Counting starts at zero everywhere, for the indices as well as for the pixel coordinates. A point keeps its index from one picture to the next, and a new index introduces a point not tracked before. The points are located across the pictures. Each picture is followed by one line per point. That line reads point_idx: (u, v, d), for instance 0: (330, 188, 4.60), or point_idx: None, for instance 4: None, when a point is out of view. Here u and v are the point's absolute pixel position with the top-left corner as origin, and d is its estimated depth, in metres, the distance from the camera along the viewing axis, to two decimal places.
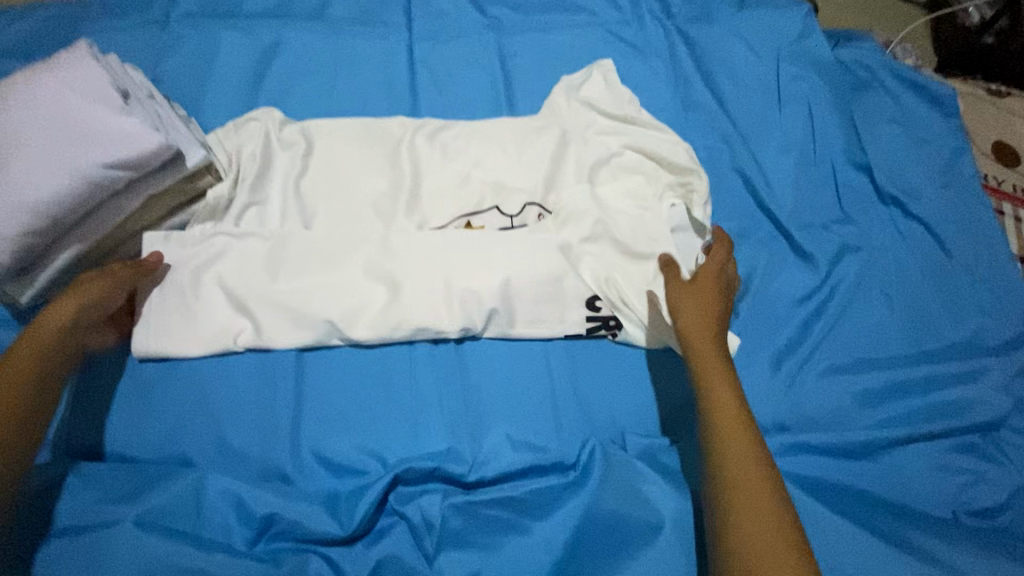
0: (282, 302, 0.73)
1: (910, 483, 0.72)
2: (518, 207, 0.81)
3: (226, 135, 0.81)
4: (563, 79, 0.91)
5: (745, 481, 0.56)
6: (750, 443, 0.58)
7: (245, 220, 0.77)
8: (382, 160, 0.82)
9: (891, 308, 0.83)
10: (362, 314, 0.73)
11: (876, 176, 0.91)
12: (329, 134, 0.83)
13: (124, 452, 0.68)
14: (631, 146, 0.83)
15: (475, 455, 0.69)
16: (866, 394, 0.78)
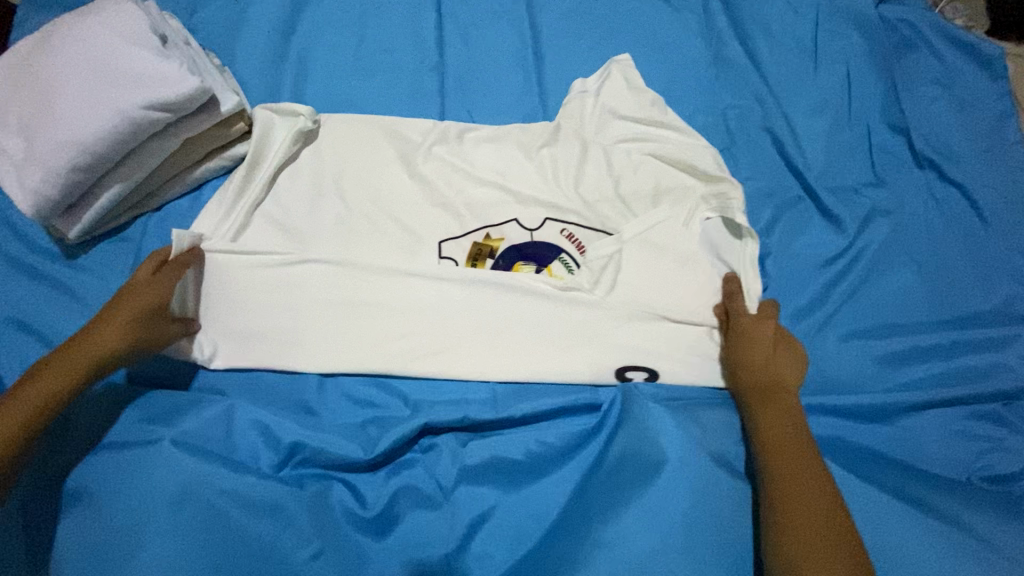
0: (319, 319, 0.73)
1: (925, 448, 0.73)
2: (539, 221, 0.81)
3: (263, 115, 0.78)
4: (576, 82, 0.88)
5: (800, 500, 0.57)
6: (811, 464, 0.59)
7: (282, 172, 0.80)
8: (395, 157, 0.83)
9: (919, 274, 0.81)
10: (374, 354, 0.72)
11: (913, 138, 0.88)
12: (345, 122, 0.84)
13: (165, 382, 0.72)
14: (653, 154, 0.83)
15: (493, 398, 0.73)
16: (886, 359, 0.77)
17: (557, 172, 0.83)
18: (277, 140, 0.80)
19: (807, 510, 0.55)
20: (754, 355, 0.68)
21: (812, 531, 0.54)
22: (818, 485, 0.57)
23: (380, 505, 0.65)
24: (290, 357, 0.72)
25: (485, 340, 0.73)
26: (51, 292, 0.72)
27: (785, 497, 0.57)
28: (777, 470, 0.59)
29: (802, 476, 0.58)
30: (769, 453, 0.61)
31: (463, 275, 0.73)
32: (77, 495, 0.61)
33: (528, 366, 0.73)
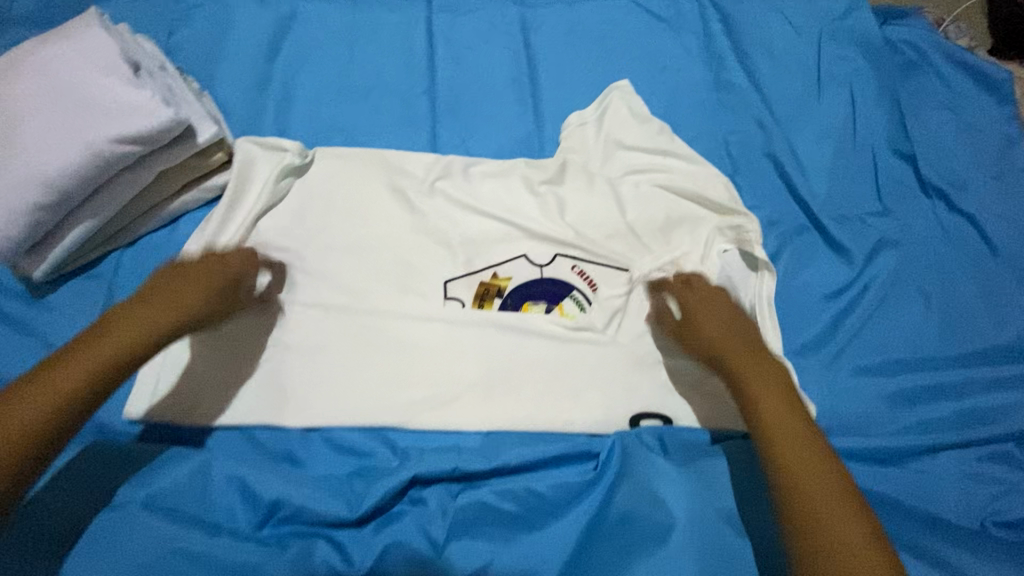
0: (320, 365, 0.70)
1: (938, 493, 0.69)
2: (549, 257, 0.78)
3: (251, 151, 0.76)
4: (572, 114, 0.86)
5: (801, 446, 0.53)
6: (801, 427, 0.55)
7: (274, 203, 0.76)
8: (385, 187, 0.79)
9: (927, 308, 0.78)
10: (380, 401, 0.69)
11: (920, 165, 0.85)
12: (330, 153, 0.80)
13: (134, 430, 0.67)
14: (661, 185, 0.81)
15: (490, 449, 0.68)
16: (896, 398, 0.74)
17: (554, 202, 0.80)
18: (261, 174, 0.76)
19: (814, 472, 0.51)
20: (721, 331, 0.65)
21: (821, 491, 0.50)
22: (812, 445, 0.53)
23: (367, 564, 0.60)
24: (288, 407, 0.68)
25: (496, 384, 0.71)
26: (15, 335, 0.68)
27: (786, 467, 0.52)
28: (770, 439, 0.55)
29: (796, 439, 0.54)
30: (759, 420, 0.56)
31: (473, 315, 0.74)
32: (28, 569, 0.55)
33: (541, 412, 0.70)
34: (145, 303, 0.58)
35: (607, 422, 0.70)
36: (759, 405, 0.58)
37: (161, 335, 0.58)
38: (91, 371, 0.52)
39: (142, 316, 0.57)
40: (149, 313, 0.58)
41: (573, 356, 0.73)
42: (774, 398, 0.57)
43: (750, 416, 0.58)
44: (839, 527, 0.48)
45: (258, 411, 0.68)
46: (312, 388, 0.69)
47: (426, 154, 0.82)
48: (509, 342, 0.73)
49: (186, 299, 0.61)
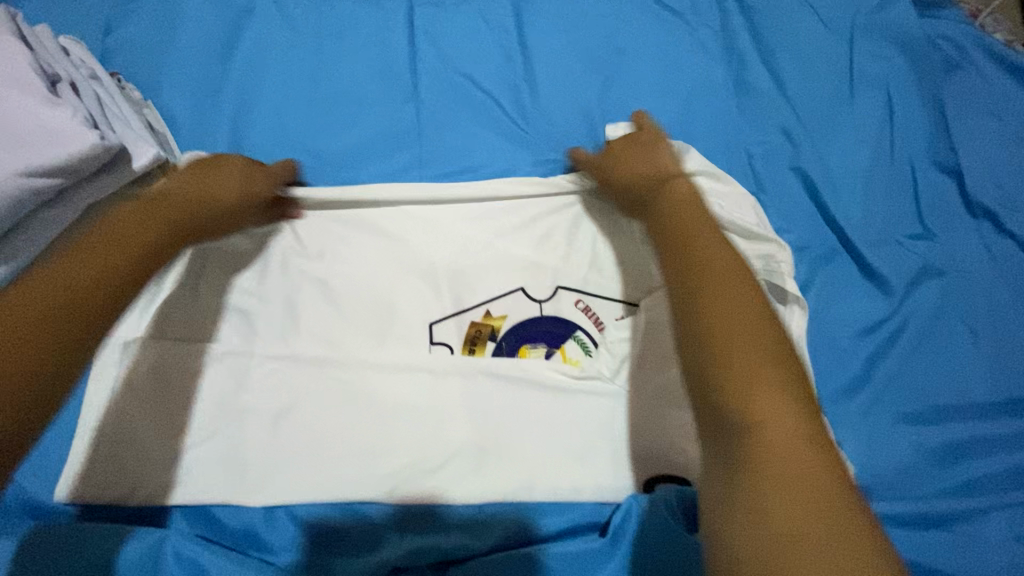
0: (287, 427, 0.60)
1: (992, 564, 0.60)
2: (550, 291, 0.69)
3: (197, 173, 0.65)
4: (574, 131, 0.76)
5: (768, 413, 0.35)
6: (743, 287, 0.42)
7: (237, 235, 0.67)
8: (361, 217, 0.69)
9: (974, 346, 0.69)
10: (354, 470, 0.59)
11: (966, 181, 0.75)
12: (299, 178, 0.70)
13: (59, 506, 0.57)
14: None
15: (486, 523, 0.59)
16: (941, 451, 0.66)
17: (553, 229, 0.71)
18: None
19: (759, 390, 0.36)
20: (675, 207, 0.52)
21: (771, 407, 0.35)
22: (748, 311, 0.40)
23: None
24: (245, 479, 0.58)
25: (490, 445, 0.61)
26: None
27: (725, 348, 0.38)
28: (707, 328, 0.40)
29: (731, 306, 0.40)
30: (729, 350, 0.38)
31: (460, 364, 0.64)
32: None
33: (541, 477, 0.61)
34: (133, 213, 0.46)
35: (619, 487, 0.61)
36: (712, 341, 0.39)
37: (162, 244, 0.46)
38: (102, 279, 0.39)
39: (147, 226, 0.45)
40: (146, 221, 0.46)
41: (578, 408, 0.64)
42: (743, 325, 0.39)
43: (685, 279, 0.44)
44: (801, 474, 0.32)
45: (211, 486, 0.57)
46: (274, 453, 0.59)
47: (408, 176, 0.72)
48: (505, 393, 0.63)
49: (176, 215, 0.49)
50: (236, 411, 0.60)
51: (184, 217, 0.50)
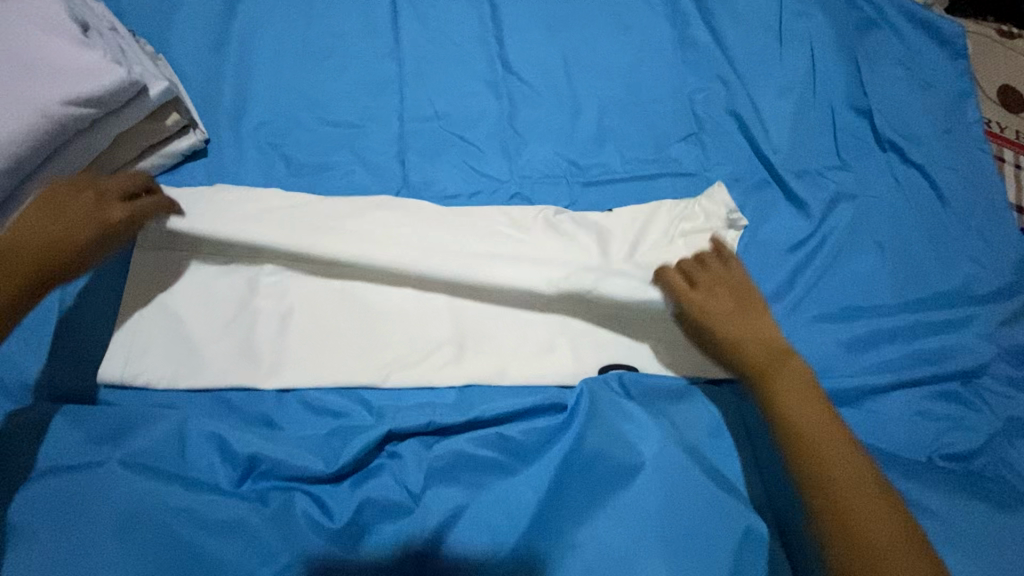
0: (294, 327, 0.70)
1: (890, 429, 0.72)
2: (521, 211, 0.78)
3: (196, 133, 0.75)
4: (539, 81, 0.87)
5: (860, 491, 0.50)
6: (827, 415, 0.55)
7: (244, 169, 0.76)
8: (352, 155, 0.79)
9: (882, 256, 0.81)
10: (354, 361, 0.70)
11: (877, 120, 0.88)
12: (296, 121, 0.80)
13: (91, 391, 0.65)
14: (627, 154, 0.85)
15: (467, 403, 0.70)
16: (853, 342, 0.77)
17: (521, 167, 0.82)
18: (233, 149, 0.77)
19: (857, 494, 0.50)
20: (745, 326, 0.62)
21: (861, 499, 0.50)
22: (838, 432, 0.53)
23: (347, 515, 0.62)
24: (260, 369, 0.68)
25: (470, 341, 0.72)
26: None
27: (823, 459, 0.52)
28: (808, 436, 0.53)
29: (829, 435, 0.53)
30: (835, 476, 0.51)
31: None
32: (5, 531, 0.54)
33: (513, 367, 0.72)
34: (37, 215, 0.56)
35: (579, 373, 0.72)
36: (822, 473, 0.51)
37: (66, 244, 0.56)
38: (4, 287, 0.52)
39: (52, 231, 0.56)
40: (50, 223, 0.56)
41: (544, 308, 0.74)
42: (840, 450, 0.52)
43: (798, 437, 0.54)
44: (893, 551, 0.48)
45: (231, 374, 0.68)
46: (285, 348, 0.70)
47: (393, 120, 0.82)
48: (482, 297, 0.74)
49: (87, 215, 0.58)
50: (249, 314, 0.70)
51: (98, 214, 0.59)
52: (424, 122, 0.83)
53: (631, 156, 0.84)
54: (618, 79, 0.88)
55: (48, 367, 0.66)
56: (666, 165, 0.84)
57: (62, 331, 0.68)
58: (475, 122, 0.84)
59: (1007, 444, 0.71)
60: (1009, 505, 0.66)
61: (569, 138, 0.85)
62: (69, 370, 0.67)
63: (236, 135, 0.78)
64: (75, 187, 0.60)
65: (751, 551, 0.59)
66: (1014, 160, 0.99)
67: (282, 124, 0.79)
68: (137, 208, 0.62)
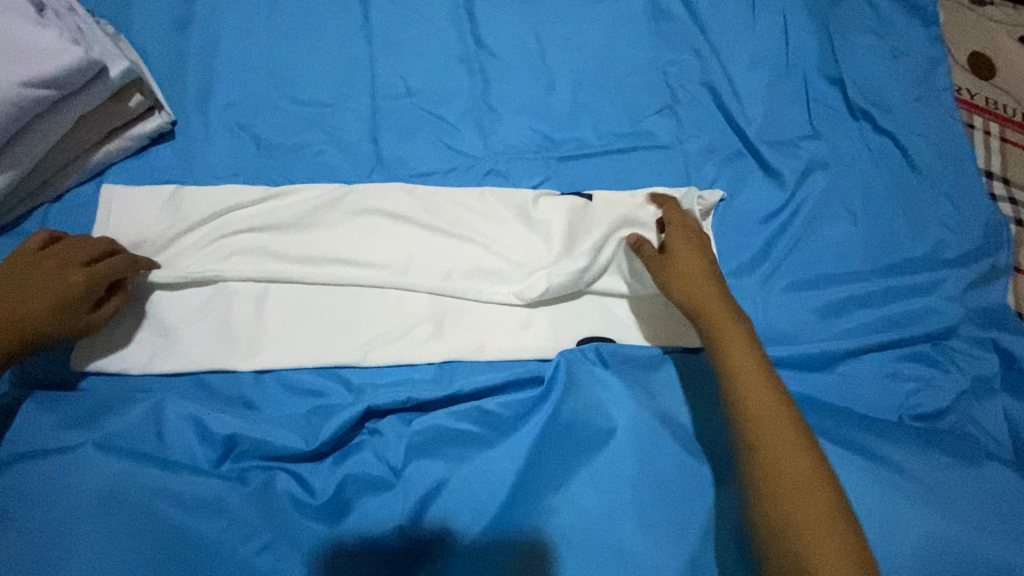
0: (270, 308, 0.70)
1: (859, 392, 0.74)
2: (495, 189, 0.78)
3: (163, 112, 0.73)
4: (511, 56, 0.86)
5: (784, 443, 0.54)
6: (778, 398, 0.56)
7: (212, 150, 0.75)
8: (324, 135, 0.78)
9: (853, 224, 0.82)
10: (331, 340, 0.70)
11: (849, 89, 0.88)
12: (265, 101, 0.78)
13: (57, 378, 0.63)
14: (600, 129, 0.84)
15: (445, 379, 0.70)
16: (825, 309, 0.78)
17: (496, 143, 0.82)
18: (199, 129, 0.76)
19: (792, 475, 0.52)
20: (703, 290, 0.65)
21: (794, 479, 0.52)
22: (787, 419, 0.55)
23: (329, 492, 0.63)
24: (237, 351, 0.68)
25: (448, 317, 0.73)
26: None
27: (762, 440, 0.54)
28: (754, 418, 0.55)
29: (776, 418, 0.55)
30: (761, 427, 0.55)
31: (430, 252, 0.74)
32: None
33: (491, 342, 0.72)
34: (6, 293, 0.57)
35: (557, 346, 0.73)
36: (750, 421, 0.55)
37: (25, 322, 0.57)
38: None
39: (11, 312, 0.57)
40: (16, 300, 0.57)
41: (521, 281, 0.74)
42: (768, 401, 0.56)
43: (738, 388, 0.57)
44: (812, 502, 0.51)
45: (207, 357, 0.67)
46: (261, 330, 0.69)
47: (365, 98, 0.81)
48: (458, 273, 0.74)
49: (46, 285, 0.58)
50: (223, 296, 0.70)
51: (59, 283, 0.59)
52: (396, 100, 0.82)
53: (606, 130, 0.84)
54: (591, 52, 0.88)
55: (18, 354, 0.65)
56: (641, 139, 0.84)
57: None
58: (447, 98, 0.83)
59: (974, 402, 0.73)
60: (975, 460, 0.68)
61: (543, 113, 0.84)
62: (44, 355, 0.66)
63: (203, 115, 0.76)
64: (39, 258, 0.60)
65: (725, 514, 0.61)
66: (985, 127, 1.00)
67: (250, 103, 0.78)
68: (100, 272, 0.61)
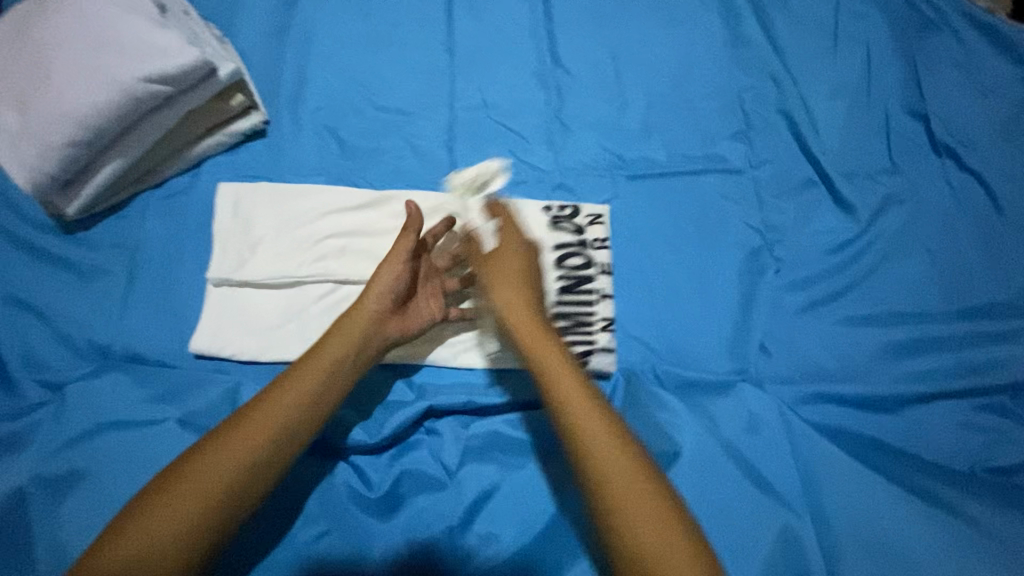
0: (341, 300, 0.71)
1: (929, 436, 0.70)
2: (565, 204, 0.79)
3: (259, 111, 0.78)
4: (587, 74, 0.88)
5: (627, 493, 0.51)
6: (644, 473, 0.52)
7: (299, 149, 0.79)
8: (402, 141, 0.81)
9: (931, 263, 0.79)
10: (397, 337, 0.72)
11: (933, 124, 0.86)
12: (351, 106, 0.82)
13: (146, 354, 0.68)
14: (671, 150, 0.85)
15: (504, 385, 0.71)
16: (896, 348, 0.75)
17: (566, 157, 0.83)
18: (290, 128, 0.80)
19: (651, 551, 0.49)
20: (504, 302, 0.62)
21: (657, 559, 0.48)
22: (648, 494, 0.51)
23: (386, 485, 0.65)
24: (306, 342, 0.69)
25: None
26: (48, 268, 0.70)
27: (626, 513, 0.51)
28: (612, 492, 0.52)
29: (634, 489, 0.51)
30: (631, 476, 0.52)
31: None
32: (67, 477, 0.59)
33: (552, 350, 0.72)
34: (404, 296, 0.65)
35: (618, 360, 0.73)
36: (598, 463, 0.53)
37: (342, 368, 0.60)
38: (183, 510, 0.49)
39: (263, 421, 0.54)
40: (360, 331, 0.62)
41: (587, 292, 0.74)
42: (595, 438, 0.54)
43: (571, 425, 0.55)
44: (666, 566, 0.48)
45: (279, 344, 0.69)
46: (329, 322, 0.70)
47: (443, 107, 0.84)
48: None
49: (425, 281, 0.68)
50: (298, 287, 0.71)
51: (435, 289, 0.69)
52: (473, 111, 0.85)
53: (676, 151, 0.85)
54: (667, 74, 0.89)
55: (110, 324, 0.68)
56: (711, 162, 0.84)
57: (126, 290, 0.70)
58: (522, 112, 0.85)
59: None
60: None
61: (615, 131, 0.85)
62: (129, 324, 0.69)
63: (294, 116, 0.80)
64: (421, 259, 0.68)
65: (779, 551, 0.60)
66: None
67: (337, 107, 0.82)
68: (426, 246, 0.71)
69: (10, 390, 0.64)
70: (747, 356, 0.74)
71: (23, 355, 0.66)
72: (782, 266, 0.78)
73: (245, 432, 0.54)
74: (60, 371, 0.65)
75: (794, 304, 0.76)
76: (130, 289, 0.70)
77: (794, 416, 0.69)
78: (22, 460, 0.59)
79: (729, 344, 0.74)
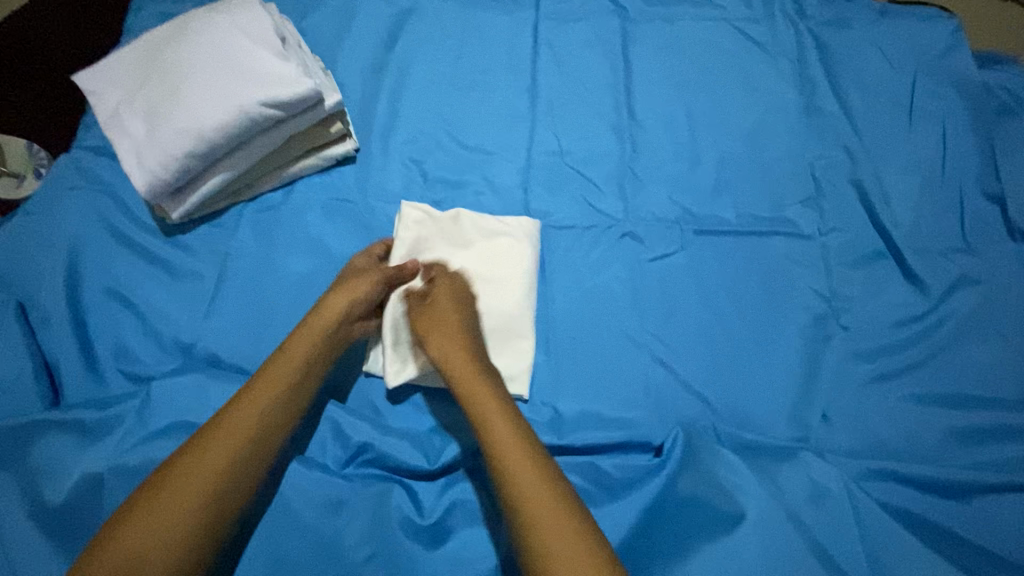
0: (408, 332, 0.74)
1: (1002, 530, 0.66)
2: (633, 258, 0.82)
3: (352, 140, 0.83)
4: (662, 129, 0.91)
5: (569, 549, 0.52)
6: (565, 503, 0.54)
7: (384, 178, 0.83)
8: (481, 177, 0.85)
9: (1006, 348, 0.77)
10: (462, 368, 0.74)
11: (1009, 208, 0.85)
12: (436, 140, 0.87)
13: (224, 358, 0.71)
14: (740, 210, 0.86)
15: (561, 426, 0.72)
16: (967, 433, 0.72)
17: (636, 207, 0.86)
18: (378, 158, 0.85)
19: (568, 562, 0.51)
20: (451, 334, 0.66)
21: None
22: (570, 515, 0.54)
23: (437, 513, 0.64)
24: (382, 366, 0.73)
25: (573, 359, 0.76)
26: (148, 268, 0.75)
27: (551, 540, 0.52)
28: (526, 496, 0.55)
29: (556, 509, 0.54)
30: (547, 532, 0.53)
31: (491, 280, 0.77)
32: (142, 467, 0.61)
33: (612, 391, 0.74)
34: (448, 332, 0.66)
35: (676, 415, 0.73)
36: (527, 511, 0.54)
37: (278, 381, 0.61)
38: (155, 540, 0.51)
39: (214, 451, 0.56)
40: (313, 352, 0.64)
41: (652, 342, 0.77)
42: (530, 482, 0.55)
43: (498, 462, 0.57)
44: None
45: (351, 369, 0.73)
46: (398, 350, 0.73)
47: (522, 149, 0.88)
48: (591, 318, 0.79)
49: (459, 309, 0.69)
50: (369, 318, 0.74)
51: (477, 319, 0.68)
52: (549, 155, 0.88)
53: (745, 212, 0.86)
54: (740, 135, 0.91)
55: (195, 326, 0.72)
56: (780, 225, 0.85)
57: (213, 296, 0.74)
58: (596, 159, 0.88)
59: None
60: None
61: (685, 185, 0.87)
62: (212, 328, 0.72)
63: (384, 147, 0.86)
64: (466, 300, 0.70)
65: None
66: None
67: (424, 141, 0.87)
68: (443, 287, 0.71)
69: (103, 380, 0.69)
70: (806, 423, 0.73)
71: (117, 346, 0.70)
72: (848, 336, 0.78)
73: (192, 459, 0.55)
74: (148, 367, 0.70)
75: (859, 376, 0.75)
76: (215, 294, 0.74)
77: (856, 492, 0.66)
78: (102, 448, 0.62)
79: (789, 411, 0.73)
